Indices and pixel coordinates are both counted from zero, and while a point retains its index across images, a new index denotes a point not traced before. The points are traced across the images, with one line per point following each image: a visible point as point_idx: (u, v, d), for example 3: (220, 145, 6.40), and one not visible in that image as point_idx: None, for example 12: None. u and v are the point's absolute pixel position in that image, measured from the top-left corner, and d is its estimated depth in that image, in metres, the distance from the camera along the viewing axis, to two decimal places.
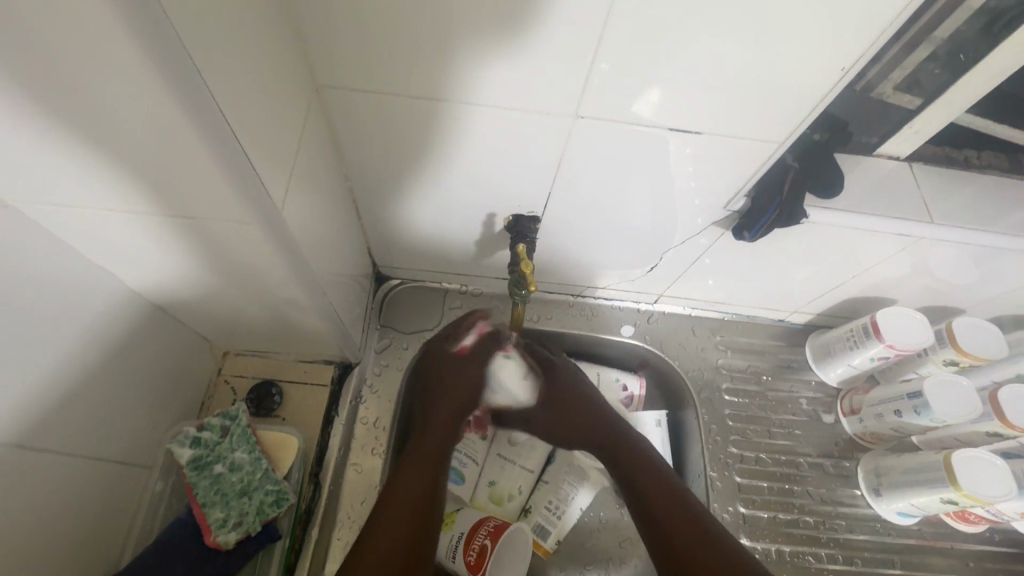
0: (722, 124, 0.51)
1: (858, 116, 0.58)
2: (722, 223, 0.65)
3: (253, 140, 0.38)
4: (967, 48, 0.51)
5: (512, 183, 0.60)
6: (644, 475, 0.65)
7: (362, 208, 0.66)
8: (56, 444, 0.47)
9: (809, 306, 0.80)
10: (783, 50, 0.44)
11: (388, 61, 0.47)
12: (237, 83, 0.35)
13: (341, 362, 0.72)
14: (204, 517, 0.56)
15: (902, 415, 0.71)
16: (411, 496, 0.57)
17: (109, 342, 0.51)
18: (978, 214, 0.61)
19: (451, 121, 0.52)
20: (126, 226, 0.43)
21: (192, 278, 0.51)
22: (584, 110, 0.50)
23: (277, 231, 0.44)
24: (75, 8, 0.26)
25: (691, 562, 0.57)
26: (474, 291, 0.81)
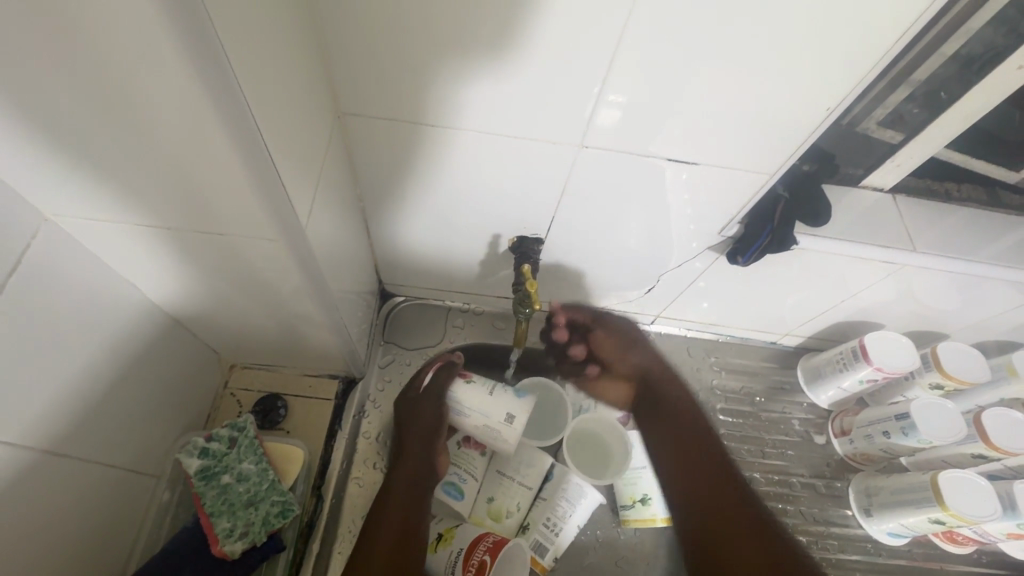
0: (718, 155, 0.55)
1: (844, 150, 0.62)
2: (716, 247, 0.68)
3: (284, 162, 0.40)
4: (943, 90, 0.55)
5: (518, 206, 0.63)
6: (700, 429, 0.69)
7: (371, 228, 0.68)
8: (74, 449, 0.48)
9: (800, 329, 0.83)
10: (774, 88, 0.47)
11: (407, 91, 0.50)
12: (274, 111, 0.38)
13: (345, 376, 0.73)
14: (211, 527, 0.56)
15: (891, 435, 0.73)
16: (390, 523, 0.62)
17: (127, 351, 0.52)
18: (959, 244, 0.65)
19: (464, 148, 0.56)
20: (155, 238, 0.45)
21: (211, 290, 0.53)
22: (589, 140, 0.54)
23: (297, 247, 0.46)
24: (142, 41, 0.29)
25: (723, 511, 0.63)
26: (476, 309, 0.83)
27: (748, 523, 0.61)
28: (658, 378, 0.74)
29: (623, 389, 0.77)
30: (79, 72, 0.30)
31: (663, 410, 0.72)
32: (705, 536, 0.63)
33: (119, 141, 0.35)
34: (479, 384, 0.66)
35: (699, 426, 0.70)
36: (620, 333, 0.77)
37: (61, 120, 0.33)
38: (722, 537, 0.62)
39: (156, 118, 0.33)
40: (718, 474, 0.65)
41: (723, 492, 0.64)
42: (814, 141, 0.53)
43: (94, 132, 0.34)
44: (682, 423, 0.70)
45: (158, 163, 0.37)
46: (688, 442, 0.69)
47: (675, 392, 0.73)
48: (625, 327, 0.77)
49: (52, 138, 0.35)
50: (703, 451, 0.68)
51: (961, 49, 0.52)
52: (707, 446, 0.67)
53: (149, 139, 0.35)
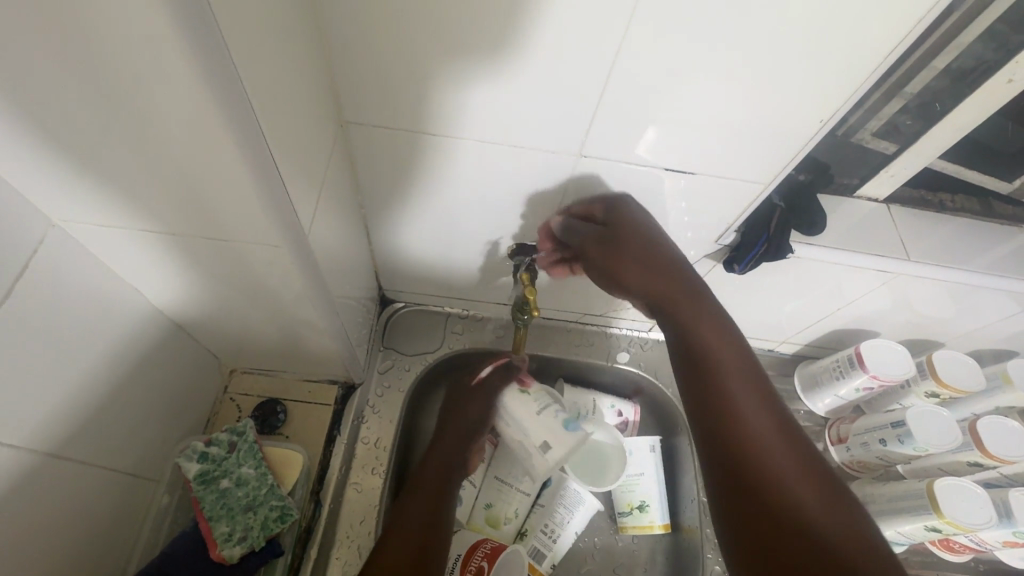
0: (714, 165, 0.55)
1: (839, 160, 0.63)
2: (713, 255, 0.68)
3: (288, 169, 0.41)
4: (935, 102, 0.56)
5: (517, 213, 0.64)
6: (718, 342, 0.52)
7: (372, 235, 0.69)
8: (75, 451, 0.48)
9: (797, 337, 0.84)
10: (769, 99, 0.48)
11: (409, 101, 0.51)
12: (279, 120, 0.39)
13: (344, 382, 0.74)
14: (210, 531, 0.56)
15: (887, 443, 0.74)
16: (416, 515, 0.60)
17: (129, 354, 0.53)
18: (953, 253, 0.66)
19: (465, 157, 0.56)
20: (160, 243, 0.46)
21: (213, 294, 0.53)
22: (587, 149, 0.54)
23: (299, 252, 0.46)
24: (155, 51, 0.30)
25: (740, 457, 0.46)
26: (475, 315, 0.83)
27: (804, 490, 0.44)
28: (674, 297, 0.55)
29: (636, 307, 0.60)
30: (92, 79, 0.31)
31: (686, 340, 0.53)
32: (726, 459, 0.47)
33: (129, 148, 0.36)
34: (535, 397, 0.64)
35: (724, 348, 0.52)
36: (631, 233, 0.58)
37: (72, 126, 0.34)
38: (769, 484, 0.44)
39: (166, 126, 0.34)
40: (726, 400, 0.49)
41: (756, 428, 0.47)
42: (809, 151, 0.54)
43: (104, 138, 0.35)
44: (708, 370, 0.51)
45: (165, 169, 0.38)
46: (711, 420, 0.49)
47: (690, 320, 0.54)
48: (642, 228, 0.58)
49: (62, 144, 0.35)
50: (726, 373, 0.51)
51: (953, 62, 0.53)
52: (715, 386, 0.50)
53: (158, 146, 0.36)
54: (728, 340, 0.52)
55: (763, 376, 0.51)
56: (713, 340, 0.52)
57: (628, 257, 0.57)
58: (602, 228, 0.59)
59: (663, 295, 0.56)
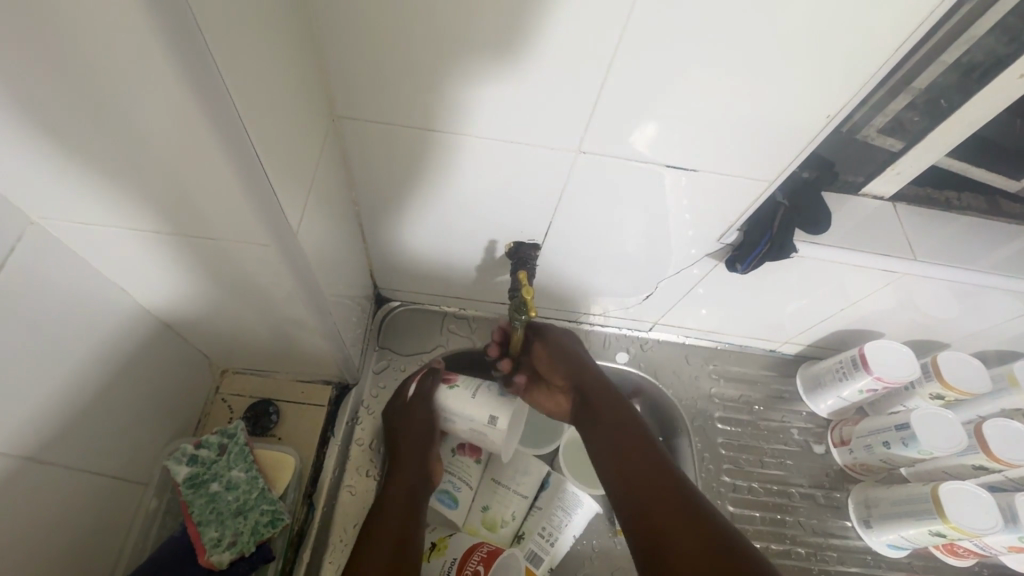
0: (717, 163, 0.54)
1: (844, 157, 0.62)
2: (715, 254, 0.67)
3: (276, 165, 0.40)
4: (942, 98, 0.54)
5: (515, 211, 0.62)
6: (626, 429, 0.63)
7: (366, 232, 0.67)
8: (59, 456, 0.47)
9: (799, 337, 0.82)
10: (772, 95, 0.47)
11: (403, 96, 0.49)
12: (265, 114, 0.37)
13: (339, 382, 0.73)
14: (198, 536, 0.55)
15: (891, 445, 0.72)
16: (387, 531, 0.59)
17: (116, 355, 0.51)
18: (960, 252, 0.64)
19: (460, 154, 0.55)
20: (145, 243, 0.44)
21: (201, 294, 0.52)
22: (586, 146, 0.53)
23: (288, 251, 0.45)
24: (129, 41, 0.28)
25: (654, 525, 0.54)
26: (472, 314, 0.82)
27: (699, 535, 0.52)
28: (592, 385, 0.67)
29: (560, 397, 0.71)
30: (64, 73, 0.30)
31: (602, 415, 0.65)
32: (642, 523, 0.55)
33: (107, 144, 0.34)
34: (464, 387, 0.68)
35: (628, 412, 0.65)
36: (563, 341, 0.71)
37: (45, 123, 0.32)
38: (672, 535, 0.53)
39: (145, 121, 0.33)
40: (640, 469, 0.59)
41: (654, 480, 0.57)
42: (814, 148, 0.53)
43: (81, 135, 0.34)
44: (621, 442, 0.62)
45: (146, 166, 0.36)
46: (630, 496, 0.57)
47: (608, 402, 0.66)
48: (568, 338, 0.72)
49: (36, 141, 0.34)
50: (627, 444, 0.61)
51: (962, 57, 0.51)
52: (629, 454, 0.60)
53: (138, 143, 0.34)
54: (627, 409, 0.65)
55: (650, 433, 0.63)
56: (623, 414, 0.64)
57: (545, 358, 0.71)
58: (536, 338, 0.72)
59: (582, 386, 0.68)
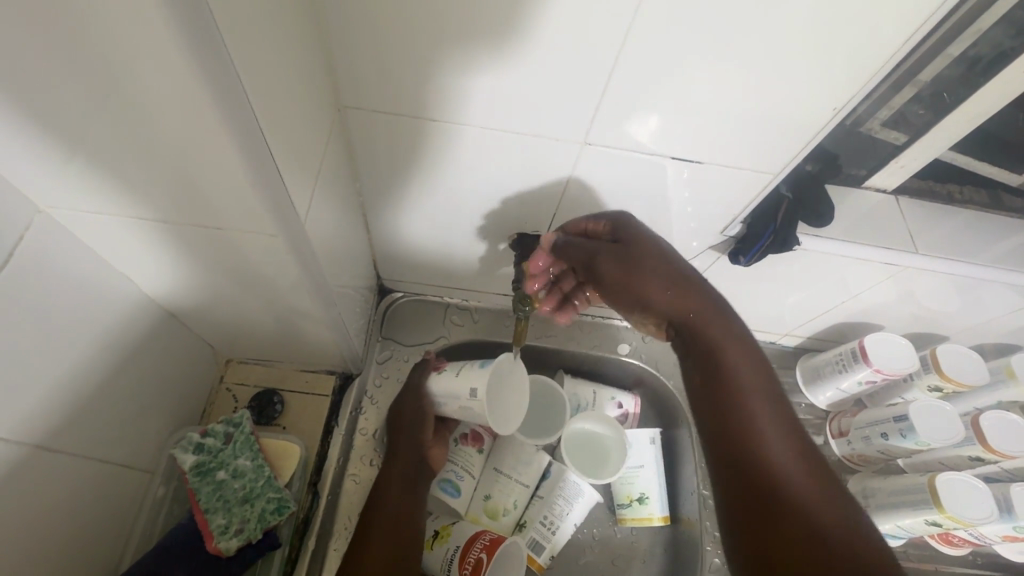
0: (722, 155, 0.54)
1: (848, 149, 0.62)
2: (718, 247, 0.67)
3: (285, 156, 0.40)
4: (947, 92, 0.54)
5: (519, 202, 0.62)
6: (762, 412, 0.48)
7: (370, 222, 0.67)
8: (67, 444, 0.47)
9: (800, 330, 0.83)
10: (778, 87, 0.47)
11: (409, 86, 0.49)
12: (273, 105, 0.37)
13: (342, 372, 0.73)
14: (206, 523, 0.56)
15: (888, 437, 0.73)
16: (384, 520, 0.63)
17: (122, 345, 0.52)
18: (961, 246, 0.65)
19: (466, 145, 0.55)
20: (152, 233, 0.45)
21: (207, 284, 0.52)
22: (592, 137, 0.53)
23: (295, 241, 0.45)
24: (140, 32, 0.28)
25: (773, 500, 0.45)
26: (475, 305, 0.82)
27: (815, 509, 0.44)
28: (700, 319, 0.53)
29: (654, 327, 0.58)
30: (77, 66, 0.30)
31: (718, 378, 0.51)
32: (724, 410, 0.49)
33: (117, 134, 0.34)
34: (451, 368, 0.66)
35: (751, 358, 0.52)
36: (647, 250, 0.56)
37: (55, 112, 0.33)
38: (757, 457, 0.47)
39: (154, 110, 0.33)
40: (731, 383, 0.50)
41: (765, 423, 0.48)
42: (819, 142, 0.53)
43: (92, 125, 0.34)
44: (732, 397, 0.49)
45: (155, 157, 0.36)
46: (716, 374, 0.51)
47: (731, 357, 0.51)
48: (654, 245, 0.56)
49: (46, 131, 0.34)
50: (727, 346, 0.52)
51: (969, 50, 0.51)
52: (720, 350, 0.52)
53: (148, 134, 0.34)
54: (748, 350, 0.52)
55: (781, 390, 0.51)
56: (722, 326, 0.53)
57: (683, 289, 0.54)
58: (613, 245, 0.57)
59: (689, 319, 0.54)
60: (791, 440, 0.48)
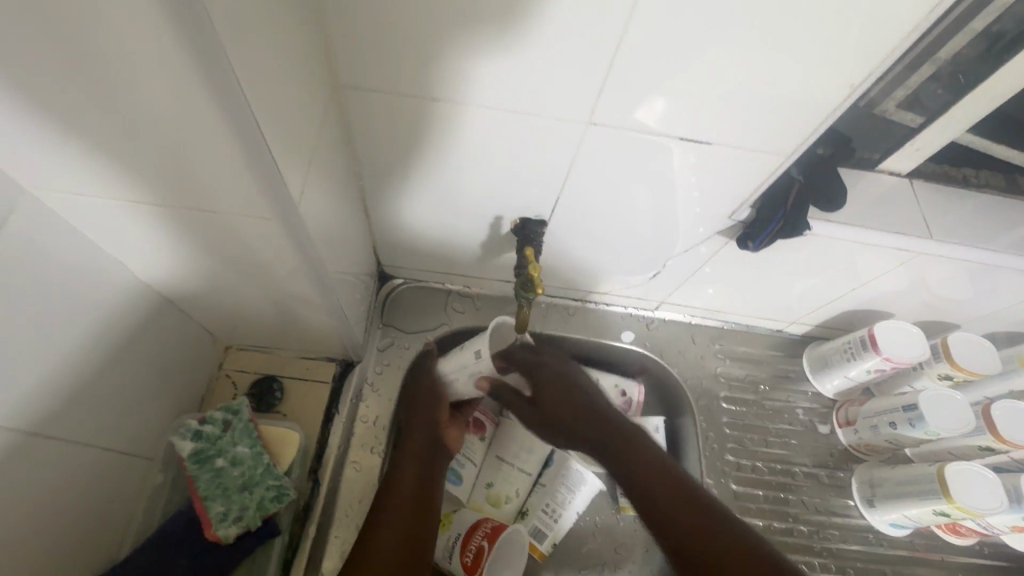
0: (732, 136, 0.52)
1: (862, 132, 0.60)
2: (726, 232, 0.65)
3: (277, 135, 0.38)
4: (967, 70, 0.52)
5: (522, 186, 0.61)
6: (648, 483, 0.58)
7: (370, 207, 0.66)
8: (62, 432, 0.47)
9: (807, 318, 0.81)
10: (791, 66, 0.45)
11: (407, 63, 0.47)
12: (264, 82, 0.36)
13: (342, 359, 0.72)
14: (205, 510, 0.56)
15: (897, 427, 0.72)
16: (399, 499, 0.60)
17: (117, 331, 0.51)
18: (977, 232, 0.63)
19: (467, 125, 0.53)
20: (145, 217, 0.43)
21: (203, 270, 0.51)
22: (597, 118, 0.51)
23: (290, 225, 0.44)
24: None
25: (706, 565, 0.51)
26: (476, 292, 0.81)
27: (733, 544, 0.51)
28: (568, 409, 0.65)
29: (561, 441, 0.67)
30: (53, 41, 0.28)
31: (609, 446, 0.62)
32: (650, 501, 0.57)
33: (101, 113, 0.33)
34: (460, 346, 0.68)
35: (636, 439, 0.62)
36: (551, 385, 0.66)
37: (36, 92, 0.31)
38: (696, 529, 0.53)
39: (136, 85, 0.31)
40: (642, 467, 0.59)
41: (658, 491, 0.57)
42: (832, 123, 0.51)
43: (75, 105, 0.32)
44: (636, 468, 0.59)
45: (142, 137, 0.35)
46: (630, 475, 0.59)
47: (643, 440, 0.62)
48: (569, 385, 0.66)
49: (28, 112, 0.33)
50: (625, 440, 0.61)
51: (992, 25, 0.49)
52: (631, 464, 0.59)
53: (133, 113, 0.33)
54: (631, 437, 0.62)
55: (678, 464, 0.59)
56: (614, 429, 0.63)
57: (551, 396, 0.66)
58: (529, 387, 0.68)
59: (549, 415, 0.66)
60: (711, 509, 0.54)
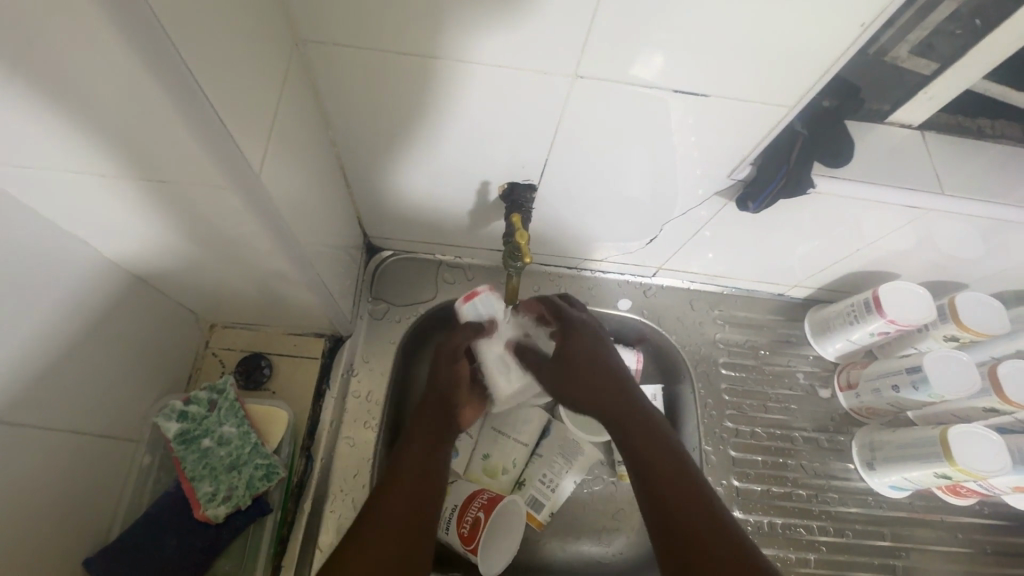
0: (731, 87, 0.48)
1: (871, 82, 0.56)
2: (725, 193, 0.62)
3: (228, 98, 0.35)
4: (987, 9, 0.48)
5: (507, 147, 0.57)
6: (657, 453, 0.57)
7: (349, 175, 0.63)
8: (38, 420, 0.46)
9: (809, 281, 0.79)
10: (793, 9, 0.41)
11: (374, 12, 0.43)
12: (204, 41, 0.33)
13: (331, 336, 0.71)
14: (193, 491, 0.55)
15: (900, 390, 0.71)
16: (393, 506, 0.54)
17: (86, 314, 0.49)
18: (992, 186, 0.59)
19: (445, 81, 0.49)
20: (100, 193, 0.41)
21: (172, 247, 0.49)
22: (583, 69, 0.47)
23: (254, 197, 0.41)
24: None
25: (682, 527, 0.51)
26: (468, 262, 0.79)
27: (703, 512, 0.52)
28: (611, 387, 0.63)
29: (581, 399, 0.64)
30: None
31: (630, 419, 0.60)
32: (671, 538, 0.51)
33: (24, 83, 0.30)
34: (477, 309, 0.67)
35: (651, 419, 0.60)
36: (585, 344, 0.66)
37: None
38: (676, 502, 0.53)
39: (61, 53, 0.28)
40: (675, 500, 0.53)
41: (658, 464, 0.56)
42: (839, 70, 0.47)
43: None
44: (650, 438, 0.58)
45: (78, 104, 0.32)
46: (661, 496, 0.54)
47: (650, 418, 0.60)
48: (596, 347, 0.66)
49: None
50: (671, 468, 0.55)
51: None
52: (671, 498, 0.53)
53: (65, 83, 0.30)
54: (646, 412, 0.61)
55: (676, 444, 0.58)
56: (664, 459, 0.56)
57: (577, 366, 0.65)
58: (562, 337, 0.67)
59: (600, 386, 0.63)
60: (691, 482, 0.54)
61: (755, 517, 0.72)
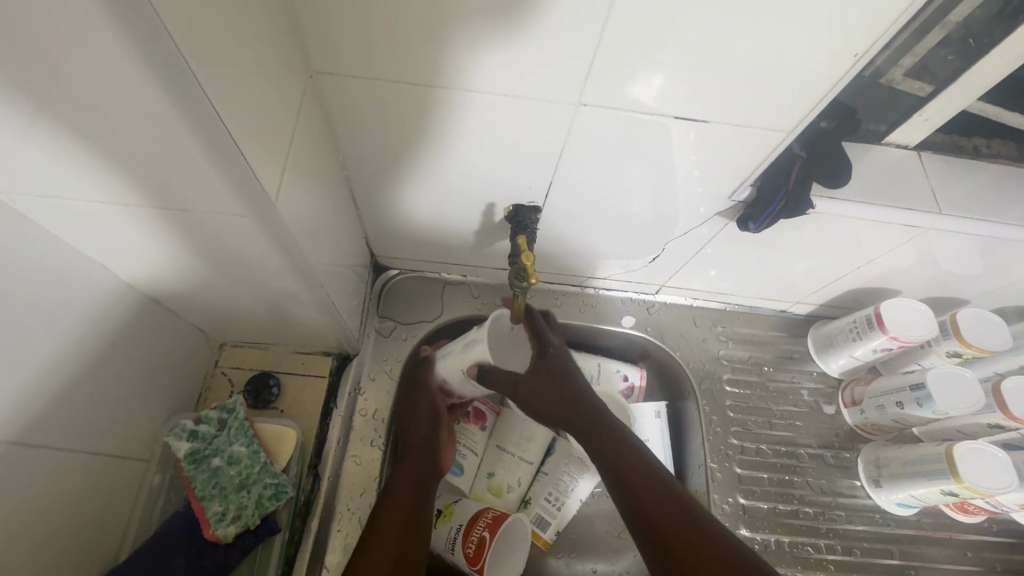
0: (731, 112, 0.50)
1: (867, 104, 0.57)
2: (725, 213, 0.63)
3: (246, 130, 0.37)
4: (979, 34, 0.49)
5: (515, 171, 0.59)
6: (627, 462, 0.59)
7: (358, 197, 0.64)
8: (54, 440, 0.47)
9: (811, 297, 0.80)
10: (789, 36, 0.42)
11: (386, 45, 0.45)
12: (224, 77, 0.34)
13: (339, 353, 0.72)
14: (203, 510, 0.56)
15: (904, 406, 0.71)
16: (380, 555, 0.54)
17: (100, 335, 0.50)
18: (989, 205, 0.60)
19: (451, 107, 0.51)
20: (119, 218, 0.42)
21: (186, 270, 0.50)
22: (587, 97, 0.49)
23: (268, 221, 0.43)
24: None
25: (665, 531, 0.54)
26: (473, 281, 0.80)
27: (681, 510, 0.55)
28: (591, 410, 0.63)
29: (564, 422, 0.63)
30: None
31: (606, 431, 0.62)
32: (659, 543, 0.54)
33: (52, 115, 0.31)
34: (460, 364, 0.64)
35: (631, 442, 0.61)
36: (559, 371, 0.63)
37: None
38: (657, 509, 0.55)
39: (93, 90, 0.30)
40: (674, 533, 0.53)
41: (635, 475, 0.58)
42: (835, 94, 0.48)
43: (25, 112, 0.31)
44: (624, 453, 0.60)
45: (102, 137, 0.33)
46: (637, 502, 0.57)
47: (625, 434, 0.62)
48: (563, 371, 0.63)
49: None
50: (649, 480, 0.58)
51: None
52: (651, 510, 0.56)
53: (91, 118, 0.32)
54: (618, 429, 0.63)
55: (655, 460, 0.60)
56: (641, 473, 0.58)
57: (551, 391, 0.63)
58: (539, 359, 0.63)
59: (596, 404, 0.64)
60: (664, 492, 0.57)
61: (762, 536, 0.72)
